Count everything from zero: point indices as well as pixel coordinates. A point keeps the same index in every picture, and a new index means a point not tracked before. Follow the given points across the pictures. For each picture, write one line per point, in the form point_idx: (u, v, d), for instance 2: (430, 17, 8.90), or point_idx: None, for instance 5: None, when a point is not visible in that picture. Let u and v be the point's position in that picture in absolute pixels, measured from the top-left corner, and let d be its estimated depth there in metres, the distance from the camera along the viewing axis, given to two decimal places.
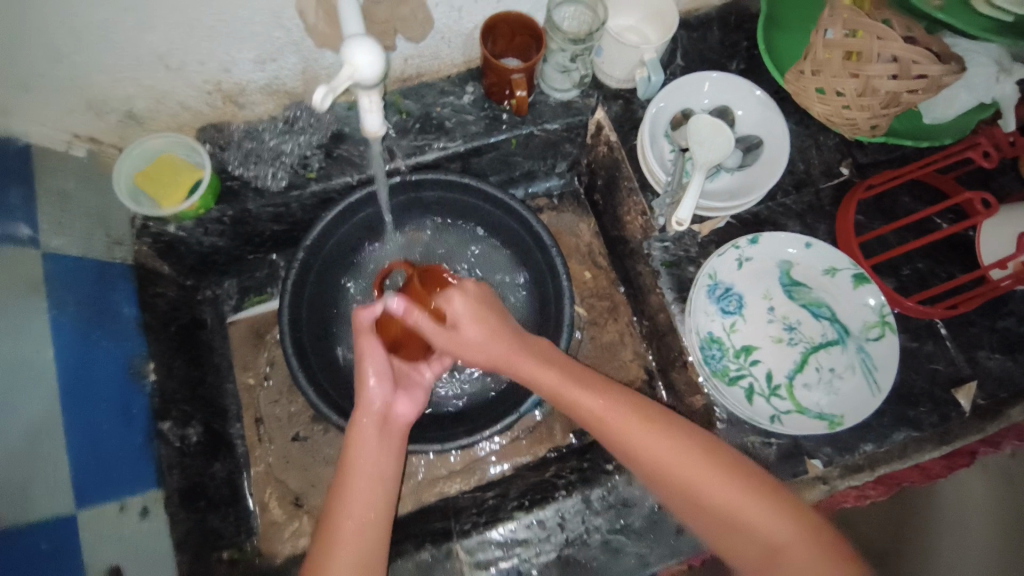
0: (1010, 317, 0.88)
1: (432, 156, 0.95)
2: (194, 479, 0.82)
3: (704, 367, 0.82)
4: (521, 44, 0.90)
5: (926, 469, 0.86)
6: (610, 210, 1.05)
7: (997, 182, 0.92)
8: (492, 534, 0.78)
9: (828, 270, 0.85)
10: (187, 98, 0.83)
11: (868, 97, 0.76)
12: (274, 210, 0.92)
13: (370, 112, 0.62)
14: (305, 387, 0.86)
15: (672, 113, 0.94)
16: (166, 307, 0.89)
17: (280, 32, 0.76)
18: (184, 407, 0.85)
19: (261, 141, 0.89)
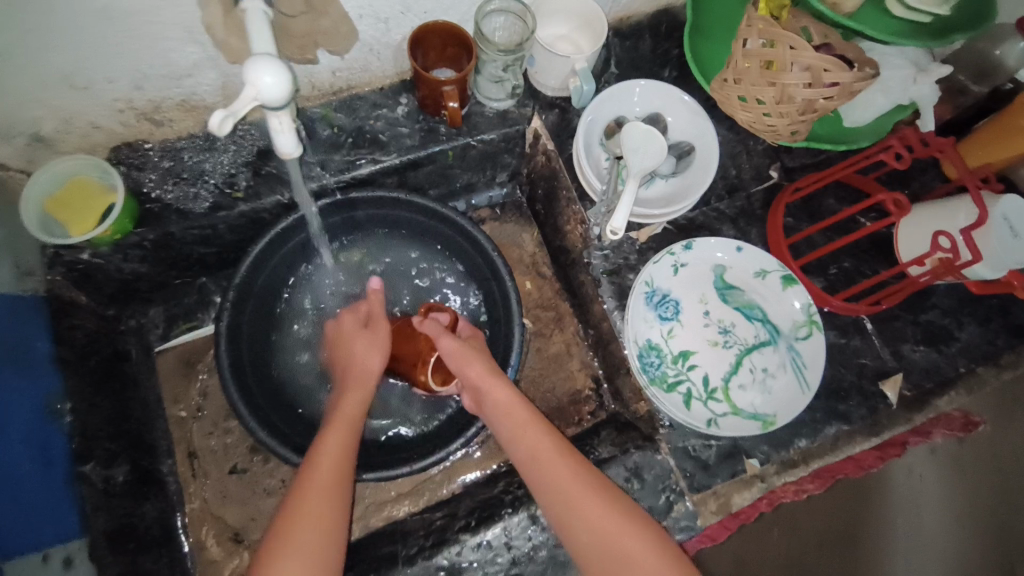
0: (933, 311, 0.92)
1: (366, 171, 0.93)
2: (123, 520, 0.77)
3: (642, 374, 0.83)
4: (453, 54, 0.89)
5: (861, 461, 0.89)
6: (551, 220, 1.05)
7: (917, 181, 0.97)
8: (437, 559, 0.76)
9: (759, 273, 0.87)
10: (97, 117, 0.78)
11: (786, 105, 0.78)
12: (200, 232, 0.87)
13: (282, 132, 0.59)
14: (242, 411, 0.81)
15: (606, 122, 0.94)
16: (84, 339, 0.84)
17: (193, 47, 0.72)
18: (108, 444, 0.79)
19: (179, 160, 0.84)
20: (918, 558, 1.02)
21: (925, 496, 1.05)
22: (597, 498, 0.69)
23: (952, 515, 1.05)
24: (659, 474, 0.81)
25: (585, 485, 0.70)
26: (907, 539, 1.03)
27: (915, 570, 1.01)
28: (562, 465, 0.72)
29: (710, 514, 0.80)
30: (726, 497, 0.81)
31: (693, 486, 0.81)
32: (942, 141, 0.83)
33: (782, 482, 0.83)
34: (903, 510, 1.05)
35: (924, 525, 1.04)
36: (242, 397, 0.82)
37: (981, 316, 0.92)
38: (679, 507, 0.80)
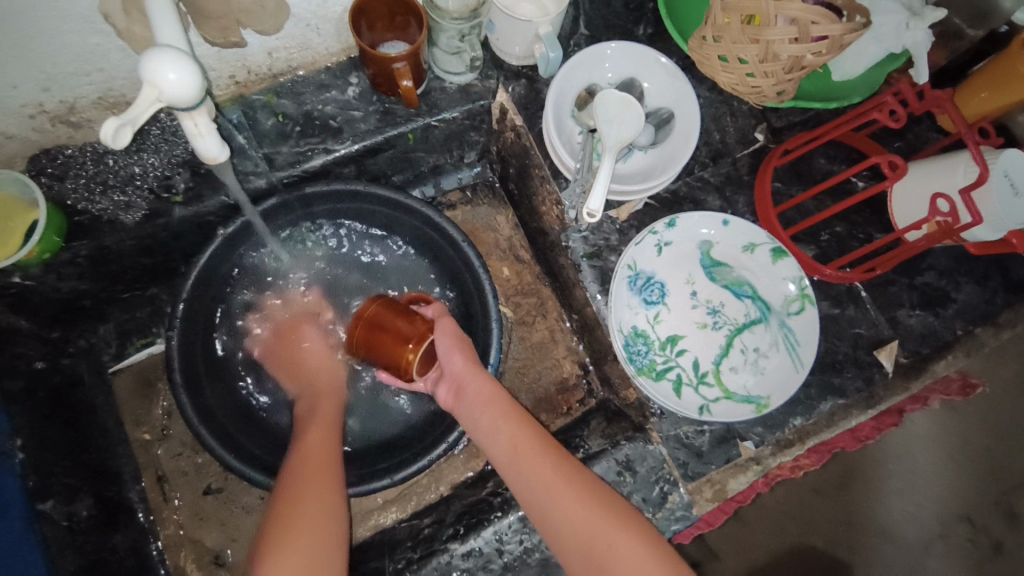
0: (929, 272, 0.88)
1: (318, 163, 0.84)
2: (94, 556, 0.73)
3: (630, 364, 0.79)
4: (402, 24, 0.80)
5: (857, 432, 0.87)
6: (525, 200, 0.98)
7: (911, 134, 0.91)
8: (426, 571, 0.73)
9: (747, 247, 0.82)
10: (6, 125, 0.68)
11: (770, 64, 0.71)
12: (139, 242, 0.80)
13: (202, 137, 0.52)
14: (205, 435, 0.76)
15: (576, 92, 0.86)
16: (30, 370, 0.78)
17: (98, 38, 0.63)
18: (66, 479, 0.75)
19: (106, 167, 0.75)
20: (908, 497, 1.07)
21: (916, 440, 1.08)
22: (578, 490, 0.66)
23: (944, 456, 1.08)
24: (652, 465, 0.78)
25: (566, 477, 0.67)
26: (899, 480, 1.08)
27: (902, 509, 1.07)
28: (541, 458, 0.69)
29: (706, 502, 0.78)
30: (721, 484, 0.78)
31: (686, 474, 0.78)
32: (938, 96, 0.79)
33: (778, 463, 0.81)
34: (895, 454, 1.09)
35: (916, 466, 1.08)
36: (201, 417, 0.77)
37: (978, 274, 0.88)
38: (674, 499, 0.77)
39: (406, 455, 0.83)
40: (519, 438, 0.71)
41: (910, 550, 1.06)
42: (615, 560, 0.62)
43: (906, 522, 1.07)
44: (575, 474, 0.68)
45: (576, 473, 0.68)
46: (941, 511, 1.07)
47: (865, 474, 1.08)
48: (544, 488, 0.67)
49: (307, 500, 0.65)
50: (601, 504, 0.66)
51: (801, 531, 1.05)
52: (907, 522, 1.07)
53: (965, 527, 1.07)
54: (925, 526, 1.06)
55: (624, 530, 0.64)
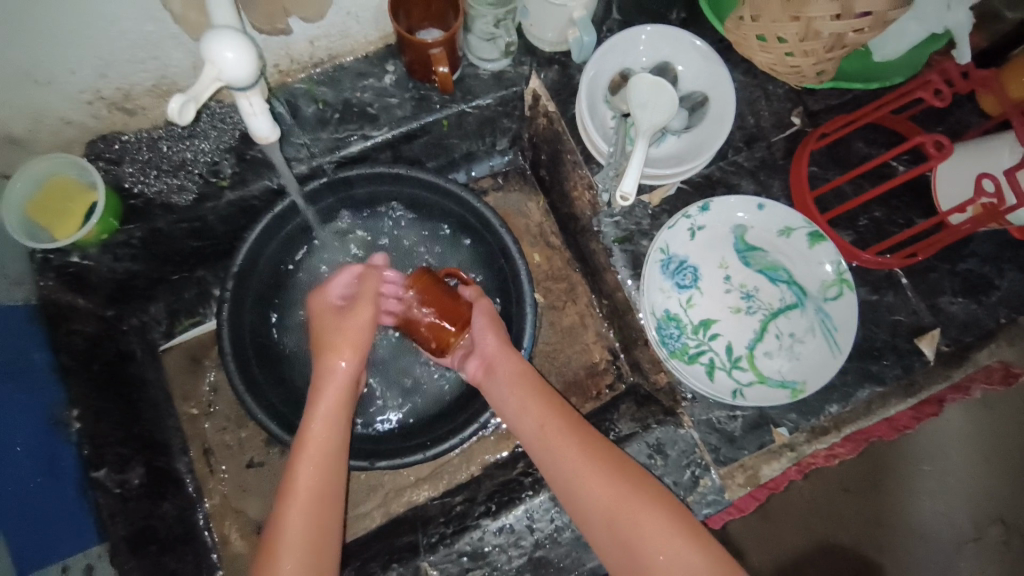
0: (972, 259, 0.86)
1: (357, 148, 0.86)
2: (142, 524, 0.76)
3: (662, 348, 0.79)
4: (438, 10, 0.82)
5: (895, 422, 0.84)
6: (556, 185, 0.99)
7: (955, 117, 0.88)
8: (460, 545, 0.74)
9: (783, 231, 0.81)
10: (67, 112, 0.73)
11: (811, 42, 0.70)
12: (189, 225, 0.83)
13: (255, 115, 0.54)
14: (253, 407, 0.80)
15: (609, 77, 0.86)
16: (86, 344, 0.79)
17: (153, 26, 0.66)
18: (120, 449, 0.77)
19: (158, 151, 0.79)
20: (940, 497, 1.07)
21: (950, 440, 1.09)
22: (609, 478, 0.66)
23: (978, 456, 1.09)
24: (683, 448, 0.78)
25: (601, 466, 0.67)
26: (931, 481, 1.08)
27: (935, 509, 1.07)
28: (574, 445, 0.70)
29: (738, 487, 0.77)
30: (754, 470, 0.77)
31: (718, 459, 0.78)
32: (983, 75, 0.78)
33: (812, 450, 0.79)
34: (927, 454, 1.09)
35: (950, 466, 1.08)
36: (247, 387, 0.80)
37: None
38: (706, 482, 0.77)
39: (444, 430, 0.85)
40: (547, 424, 0.72)
41: (940, 550, 1.06)
42: (648, 546, 0.62)
43: (938, 522, 1.07)
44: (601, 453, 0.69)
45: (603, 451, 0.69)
46: (974, 511, 1.07)
47: (896, 473, 1.09)
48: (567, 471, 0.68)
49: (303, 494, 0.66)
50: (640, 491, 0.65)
51: (829, 530, 1.07)
52: (937, 522, 1.07)
53: (999, 529, 1.06)
54: (956, 527, 1.06)
55: (661, 518, 0.63)
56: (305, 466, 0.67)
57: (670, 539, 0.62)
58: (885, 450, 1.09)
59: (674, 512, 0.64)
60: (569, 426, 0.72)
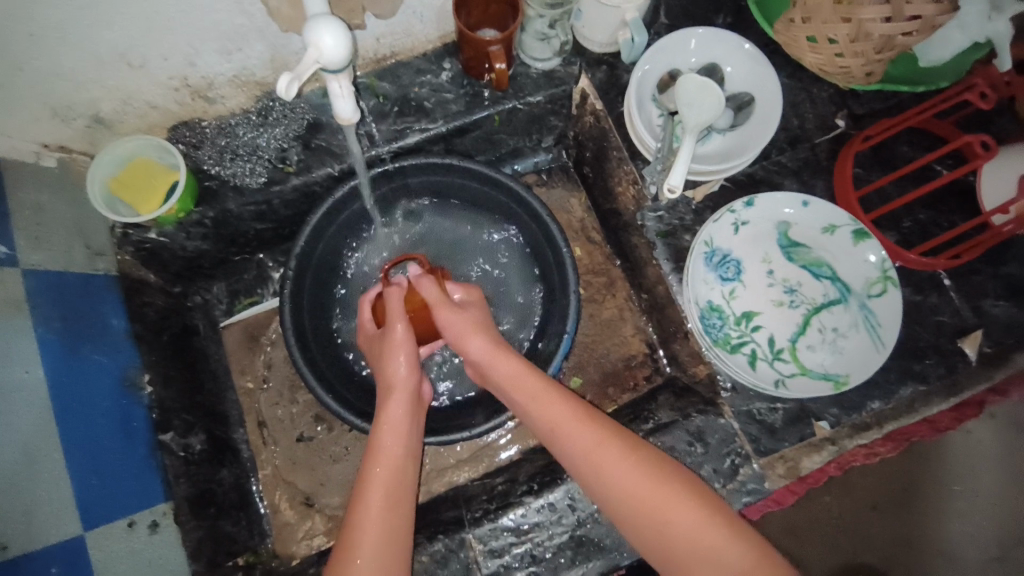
0: (1016, 263, 0.86)
1: (413, 140, 0.91)
2: (202, 487, 0.81)
3: (706, 336, 0.81)
4: (496, 12, 0.87)
5: (935, 422, 0.85)
6: (600, 182, 1.02)
7: (998, 124, 0.89)
8: (503, 521, 0.77)
9: (827, 228, 0.83)
10: (153, 97, 0.79)
11: (861, 43, 0.73)
12: (255, 208, 0.88)
13: (342, 97, 0.59)
14: (309, 378, 0.83)
15: (658, 77, 0.90)
16: (156, 316, 0.86)
17: (241, 18, 0.72)
18: (185, 415, 0.83)
19: (234, 136, 0.85)
20: (970, 518, 1.06)
21: (979, 459, 1.08)
22: (642, 486, 0.60)
23: (1004, 476, 1.08)
24: (723, 437, 0.79)
25: (626, 453, 0.63)
26: (961, 501, 1.07)
27: (965, 529, 1.06)
28: (592, 431, 0.65)
29: (778, 478, 0.78)
30: (795, 461, 0.78)
31: (759, 450, 0.79)
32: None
33: (854, 445, 0.80)
34: (958, 475, 1.09)
35: (979, 488, 1.07)
36: (304, 360, 0.84)
37: None
38: (746, 471, 0.78)
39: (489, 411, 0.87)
40: (562, 411, 0.68)
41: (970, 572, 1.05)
42: (684, 536, 0.58)
43: (967, 544, 1.06)
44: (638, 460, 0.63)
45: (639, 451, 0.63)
46: (1004, 533, 1.05)
47: (926, 489, 1.08)
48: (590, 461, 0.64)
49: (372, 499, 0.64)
50: (672, 482, 0.61)
51: (856, 548, 1.07)
52: (966, 544, 1.06)
53: None
54: (985, 549, 1.05)
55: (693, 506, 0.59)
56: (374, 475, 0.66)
57: (710, 530, 0.57)
58: (910, 467, 1.10)
59: (714, 502, 0.59)
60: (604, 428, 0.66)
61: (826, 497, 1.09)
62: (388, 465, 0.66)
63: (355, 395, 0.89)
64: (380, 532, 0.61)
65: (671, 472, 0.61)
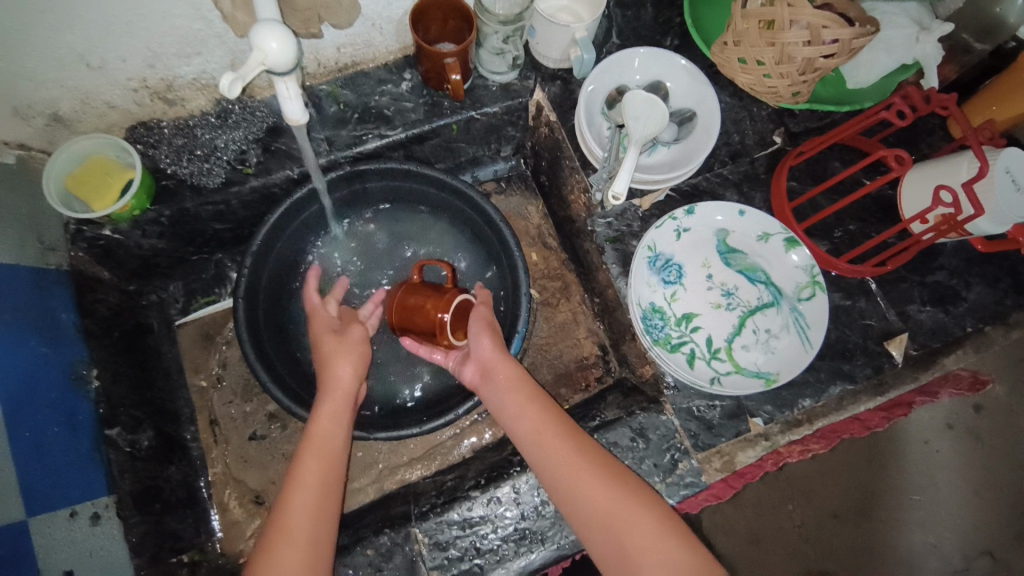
0: (940, 271, 0.92)
1: (372, 146, 0.94)
2: (147, 484, 0.81)
3: (647, 336, 0.85)
4: (454, 27, 0.91)
5: (865, 421, 0.90)
6: (555, 190, 1.07)
7: (923, 143, 0.96)
8: (450, 515, 0.78)
9: (762, 236, 0.88)
10: (112, 97, 0.81)
11: (786, 65, 0.79)
12: (214, 208, 0.90)
13: (290, 100, 0.64)
14: (262, 373, 0.85)
15: (606, 92, 0.95)
16: (108, 313, 0.87)
17: (200, 24, 0.74)
18: (134, 411, 0.84)
19: (193, 137, 0.87)
20: (930, 528, 1.15)
21: (938, 470, 1.17)
22: (603, 491, 0.67)
23: (967, 489, 1.17)
24: (664, 433, 0.82)
25: (591, 461, 0.69)
26: (920, 511, 1.16)
27: (926, 538, 1.15)
28: (568, 440, 0.71)
29: (714, 472, 0.81)
30: (730, 456, 0.82)
31: (697, 445, 0.82)
32: (943, 98, 0.83)
33: (786, 441, 0.84)
34: (917, 485, 1.17)
35: (939, 498, 1.16)
36: (258, 357, 0.85)
37: (989, 276, 0.92)
38: (684, 465, 0.81)
39: (440, 409, 0.89)
40: (544, 423, 0.73)
41: None
42: (632, 535, 0.63)
43: (925, 552, 1.14)
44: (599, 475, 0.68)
45: (604, 461, 0.69)
46: (962, 543, 1.14)
47: (885, 500, 1.17)
48: (557, 473, 0.69)
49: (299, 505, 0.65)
50: (625, 491, 0.67)
51: (818, 555, 1.15)
52: (927, 553, 1.15)
53: (987, 561, 1.14)
54: (942, 557, 1.14)
55: (642, 517, 0.64)
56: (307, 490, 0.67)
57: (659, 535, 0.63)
58: (869, 476, 1.18)
59: (664, 513, 0.65)
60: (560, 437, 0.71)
61: (788, 505, 1.17)
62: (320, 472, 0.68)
63: (310, 393, 0.90)
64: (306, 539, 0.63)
65: (620, 482, 0.68)
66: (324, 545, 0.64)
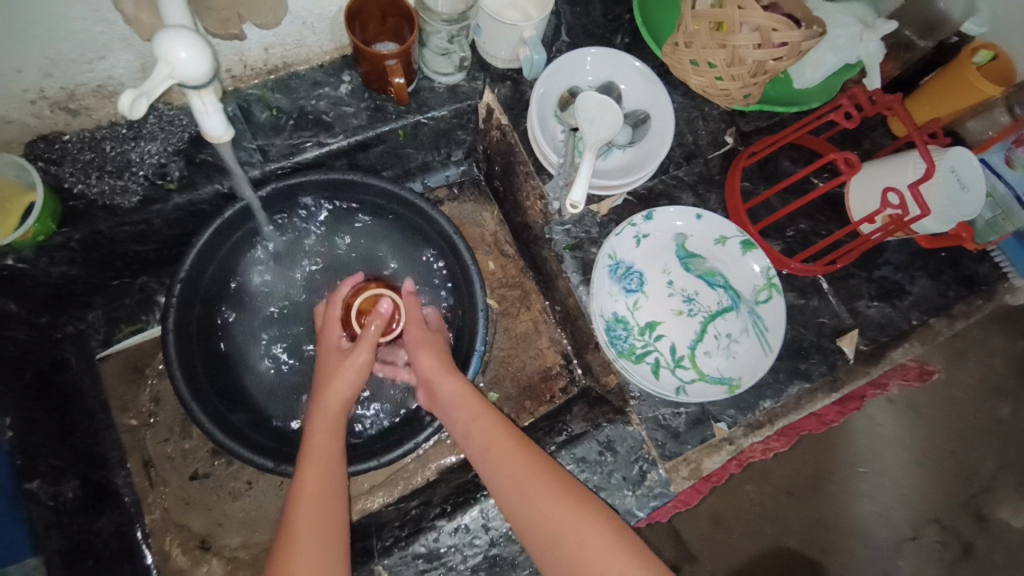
0: (886, 267, 0.94)
1: (311, 155, 0.87)
2: (77, 538, 0.74)
3: (611, 348, 0.83)
4: (394, 25, 0.85)
5: (822, 416, 0.93)
6: (510, 196, 1.03)
7: (868, 139, 0.98)
8: (415, 547, 0.75)
9: (719, 240, 0.88)
10: (5, 110, 0.70)
11: (737, 68, 0.77)
12: (133, 229, 0.81)
13: (209, 115, 0.57)
14: (198, 415, 0.78)
15: (558, 94, 0.91)
16: (16, 351, 0.78)
17: (102, 26, 0.66)
18: (54, 461, 0.76)
19: (103, 151, 0.78)
20: (878, 499, 1.21)
21: (882, 442, 1.23)
22: (567, 508, 0.64)
23: (912, 459, 1.23)
24: (631, 445, 0.81)
25: (549, 479, 0.66)
26: (867, 482, 1.21)
27: (876, 510, 1.20)
28: (522, 455, 0.69)
29: (682, 481, 0.81)
30: (696, 462, 0.81)
31: (664, 454, 0.81)
32: (889, 99, 0.83)
33: (749, 443, 0.84)
34: (864, 458, 1.23)
35: (886, 469, 1.22)
36: (193, 396, 0.78)
37: (932, 268, 0.95)
38: (652, 477, 0.80)
39: (399, 437, 0.85)
40: (494, 442, 0.70)
41: (882, 550, 1.19)
42: (588, 553, 0.61)
43: (875, 522, 1.20)
44: (560, 492, 0.65)
45: (569, 483, 0.66)
46: (910, 513, 1.21)
47: (835, 475, 1.21)
48: (520, 491, 0.66)
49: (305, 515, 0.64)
50: (582, 504, 0.65)
51: (778, 532, 1.18)
52: (878, 524, 1.20)
53: (934, 529, 1.20)
54: (892, 526, 1.20)
55: (606, 537, 0.62)
56: (306, 506, 0.65)
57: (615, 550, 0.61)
58: (820, 455, 1.22)
59: (624, 532, 0.63)
60: (522, 456, 0.69)
61: (747, 486, 1.20)
62: (315, 489, 0.66)
63: (254, 427, 0.84)
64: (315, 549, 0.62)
65: (583, 500, 0.65)
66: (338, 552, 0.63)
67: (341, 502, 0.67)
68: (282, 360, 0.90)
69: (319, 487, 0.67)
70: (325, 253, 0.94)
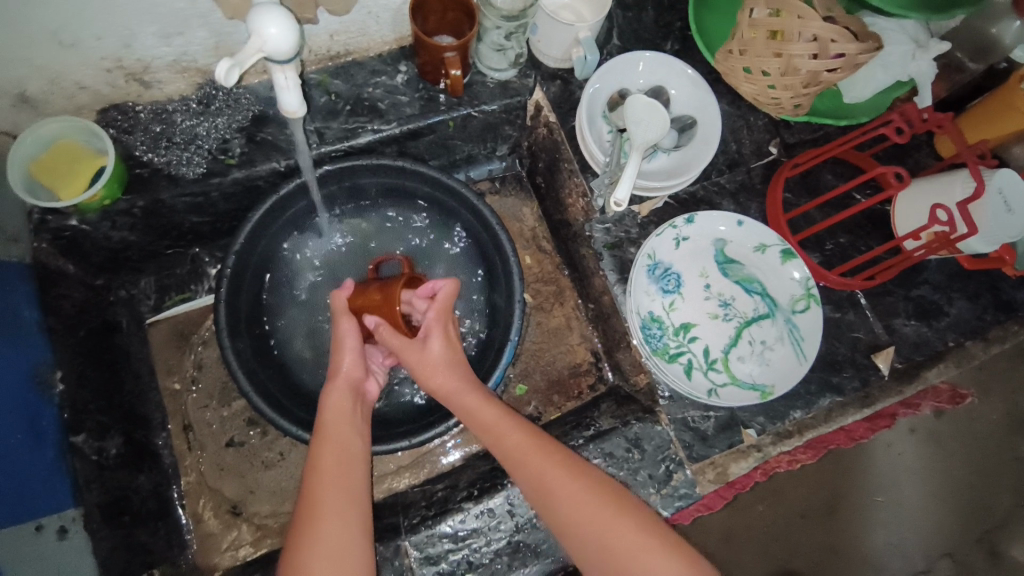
0: (925, 286, 0.94)
1: (366, 140, 0.89)
2: (116, 493, 0.77)
3: (645, 346, 0.84)
4: (454, 19, 0.87)
5: (851, 431, 0.93)
6: (551, 193, 1.05)
7: (911, 159, 0.98)
8: (441, 527, 0.76)
9: (759, 247, 0.88)
10: (84, 77, 0.74)
11: (790, 77, 0.79)
12: (191, 200, 0.84)
13: (287, 89, 0.60)
14: (241, 381, 0.80)
15: (607, 95, 0.93)
16: (74, 310, 0.81)
17: (183, 3, 0.69)
18: (100, 417, 0.78)
19: (171, 123, 0.81)
20: (893, 528, 1.19)
21: (902, 471, 1.21)
22: (589, 502, 0.65)
23: (931, 488, 1.21)
24: (659, 444, 0.82)
25: (569, 473, 0.67)
26: (885, 511, 1.20)
27: (891, 539, 1.19)
28: (544, 458, 0.68)
29: (708, 483, 0.82)
30: (723, 467, 0.83)
31: (692, 456, 0.82)
32: (941, 116, 0.84)
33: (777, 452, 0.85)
34: (882, 486, 1.21)
35: (903, 497, 1.21)
36: (238, 364, 0.80)
37: (971, 291, 0.94)
38: (679, 476, 0.81)
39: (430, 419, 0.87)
40: (512, 440, 0.70)
41: None
42: (616, 556, 0.62)
43: (890, 549, 1.19)
44: (581, 485, 0.66)
45: (591, 477, 0.67)
46: (925, 544, 1.19)
47: (851, 498, 1.20)
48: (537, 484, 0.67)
49: (327, 490, 0.64)
50: (608, 508, 0.65)
51: (788, 554, 1.17)
52: (892, 553, 1.19)
53: (948, 562, 1.19)
54: (906, 554, 1.19)
55: (630, 530, 0.63)
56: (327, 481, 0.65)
57: (647, 555, 0.61)
58: (839, 477, 1.21)
59: (651, 527, 0.64)
60: (539, 450, 0.69)
61: (759, 506, 1.19)
62: (335, 466, 0.66)
63: (291, 401, 0.86)
64: (337, 521, 0.62)
65: (605, 493, 0.66)
66: (358, 524, 0.63)
67: (362, 476, 0.67)
68: (320, 337, 0.92)
69: (339, 464, 0.66)
70: (367, 238, 0.97)
